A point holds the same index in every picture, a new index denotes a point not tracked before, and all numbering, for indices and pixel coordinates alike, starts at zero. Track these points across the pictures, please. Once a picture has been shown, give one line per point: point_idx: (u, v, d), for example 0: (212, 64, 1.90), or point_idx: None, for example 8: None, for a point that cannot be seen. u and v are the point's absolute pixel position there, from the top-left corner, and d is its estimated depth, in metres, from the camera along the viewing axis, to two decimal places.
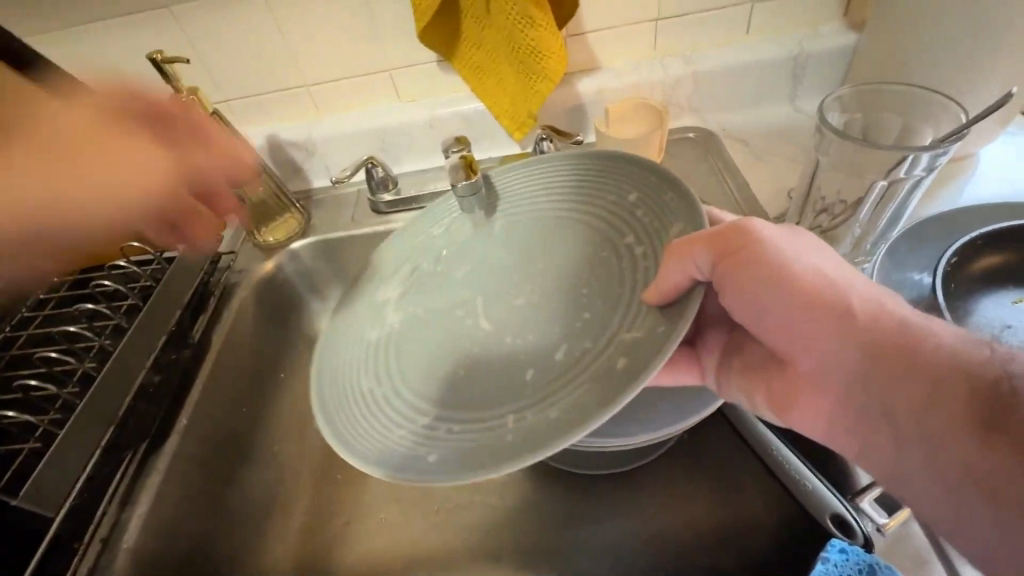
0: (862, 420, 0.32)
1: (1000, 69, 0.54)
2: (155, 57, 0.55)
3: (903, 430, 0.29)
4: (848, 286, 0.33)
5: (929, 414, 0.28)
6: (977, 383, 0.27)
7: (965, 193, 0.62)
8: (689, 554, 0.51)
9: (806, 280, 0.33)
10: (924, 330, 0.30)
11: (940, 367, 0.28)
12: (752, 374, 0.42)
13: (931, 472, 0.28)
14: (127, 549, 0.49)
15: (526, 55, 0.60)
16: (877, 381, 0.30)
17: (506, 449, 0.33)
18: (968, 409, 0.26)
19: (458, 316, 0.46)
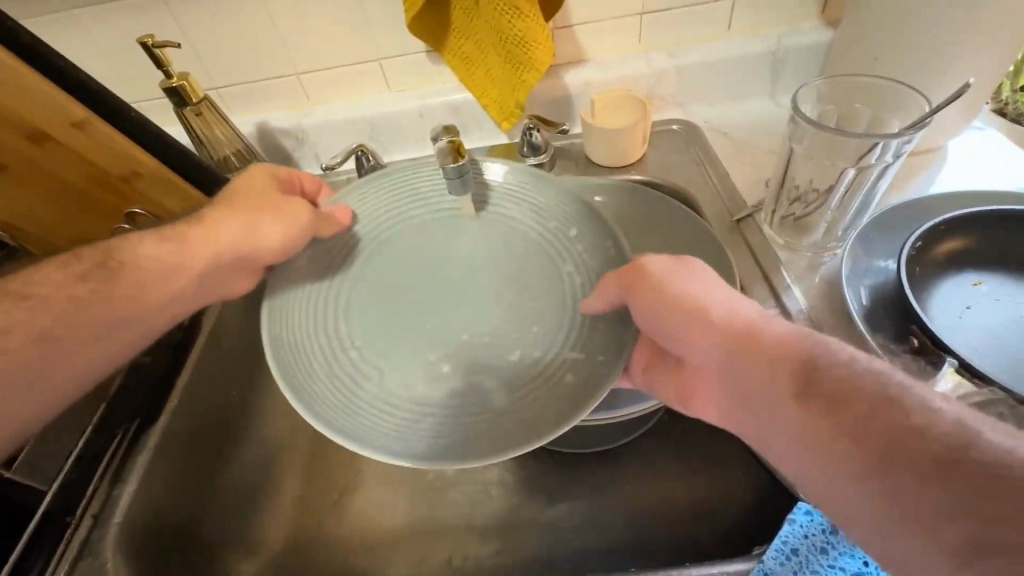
0: (738, 405, 0.36)
1: (965, 64, 0.57)
2: (147, 40, 0.56)
3: (759, 412, 0.34)
4: (718, 297, 0.39)
5: (772, 393, 0.33)
6: (801, 364, 0.33)
7: (933, 183, 0.65)
8: (665, 526, 0.54)
9: (690, 295, 0.39)
10: (767, 327, 0.36)
11: (777, 355, 0.34)
12: (660, 371, 0.44)
13: (794, 445, 0.32)
14: (118, 523, 0.50)
15: (514, 46, 0.62)
16: (738, 371, 0.36)
17: (488, 443, 0.41)
18: (796, 387, 0.32)
19: (413, 310, 0.50)
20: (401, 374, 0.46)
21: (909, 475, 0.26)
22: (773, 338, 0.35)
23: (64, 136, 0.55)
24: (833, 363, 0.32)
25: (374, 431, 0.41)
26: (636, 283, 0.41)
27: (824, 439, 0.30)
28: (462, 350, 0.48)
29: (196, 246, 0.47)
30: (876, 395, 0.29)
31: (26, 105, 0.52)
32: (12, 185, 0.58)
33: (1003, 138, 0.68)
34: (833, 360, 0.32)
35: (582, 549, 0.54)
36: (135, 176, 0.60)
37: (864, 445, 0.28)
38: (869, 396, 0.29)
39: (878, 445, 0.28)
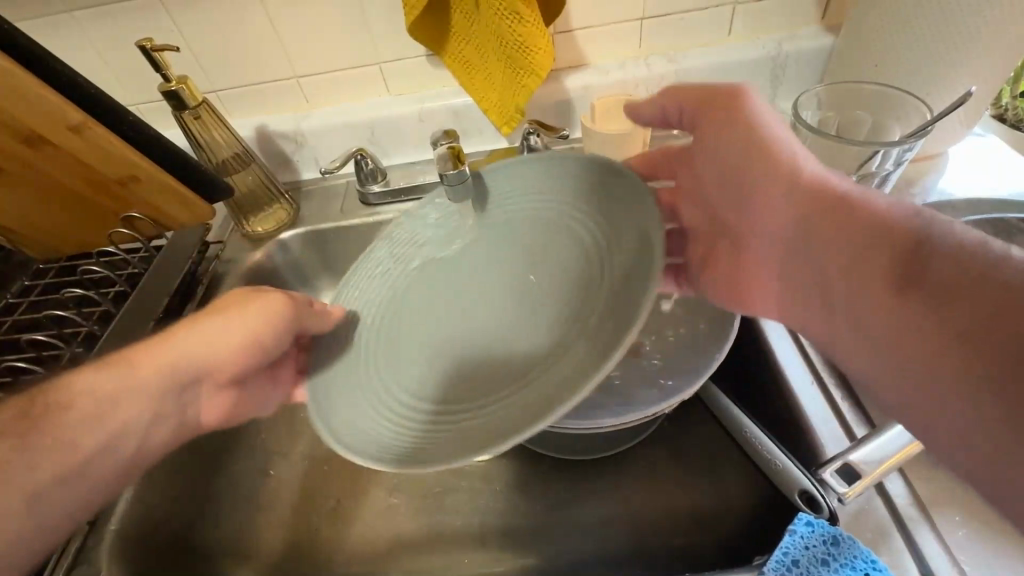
0: (817, 283, 0.36)
1: (966, 71, 0.57)
2: (145, 44, 0.55)
3: (836, 288, 0.34)
4: (806, 165, 0.38)
5: (861, 267, 0.32)
6: (904, 243, 0.31)
7: (933, 190, 0.64)
8: (663, 534, 0.54)
9: (774, 152, 0.39)
10: (863, 199, 0.34)
11: (864, 223, 0.33)
12: (727, 262, 0.47)
13: (882, 326, 0.31)
14: (114, 530, 0.50)
15: (515, 51, 0.61)
16: (823, 241, 0.35)
17: (528, 413, 0.36)
18: (878, 258, 0.32)
19: (437, 294, 0.50)
20: (438, 380, 0.45)
21: (999, 346, 0.25)
22: (865, 204, 0.34)
23: (59, 140, 0.55)
24: (930, 234, 0.30)
25: (422, 451, 0.38)
26: (715, 110, 0.42)
27: (907, 307, 0.29)
28: (486, 338, 0.46)
29: (152, 358, 0.45)
30: (977, 261, 0.28)
31: (22, 106, 0.51)
32: (22, 199, 0.60)
33: (1001, 146, 0.68)
34: (934, 229, 0.30)
35: (581, 557, 0.53)
36: (131, 180, 0.60)
37: (949, 313, 0.27)
38: (970, 263, 0.28)
39: (962, 313, 0.27)
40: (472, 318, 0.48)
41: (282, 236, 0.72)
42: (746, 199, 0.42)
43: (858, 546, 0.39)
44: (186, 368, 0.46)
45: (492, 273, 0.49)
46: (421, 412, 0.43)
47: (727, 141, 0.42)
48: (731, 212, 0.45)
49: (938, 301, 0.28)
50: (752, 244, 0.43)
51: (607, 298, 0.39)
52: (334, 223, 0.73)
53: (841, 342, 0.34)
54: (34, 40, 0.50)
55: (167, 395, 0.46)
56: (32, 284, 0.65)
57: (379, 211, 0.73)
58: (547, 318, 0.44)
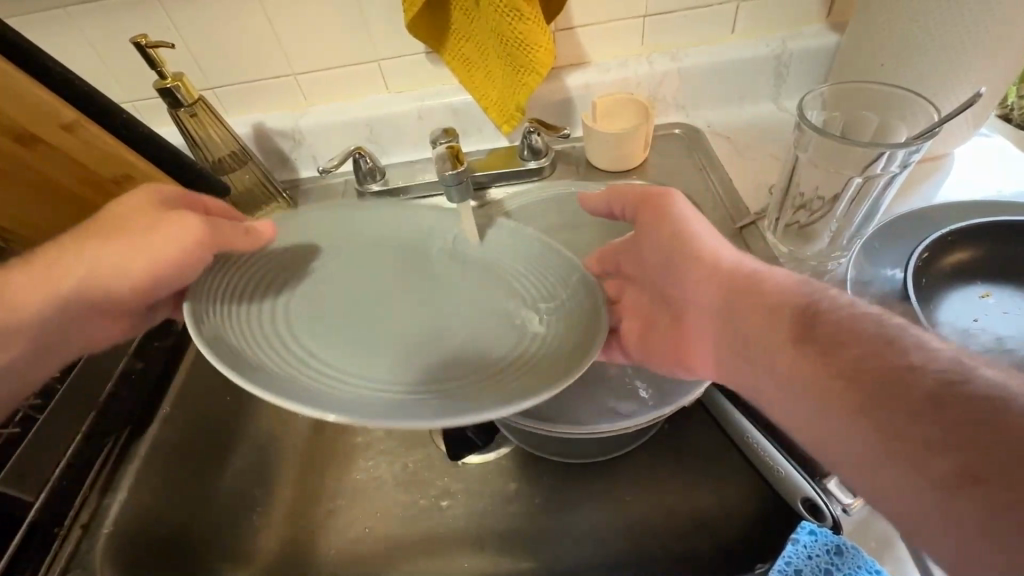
0: (739, 347, 0.38)
1: (974, 70, 0.56)
2: (139, 40, 0.54)
3: (757, 358, 0.37)
4: (716, 246, 0.42)
5: (768, 339, 0.36)
6: (799, 313, 0.35)
7: (939, 191, 0.63)
8: (665, 540, 0.53)
9: (694, 232, 0.43)
10: (764, 276, 0.39)
11: (773, 301, 0.37)
12: (663, 331, 0.45)
13: (795, 391, 0.33)
14: (106, 534, 0.51)
15: (515, 49, 0.60)
16: (737, 308, 0.38)
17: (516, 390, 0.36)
18: (795, 331, 0.35)
19: (355, 294, 0.44)
20: (379, 365, 0.39)
21: (910, 409, 0.28)
22: (775, 287, 0.38)
23: (52, 137, 0.54)
24: (832, 312, 0.34)
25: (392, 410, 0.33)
26: (649, 202, 0.45)
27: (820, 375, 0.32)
28: (436, 339, 0.43)
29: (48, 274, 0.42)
30: (857, 328, 0.32)
31: (13, 104, 0.50)
32: (17, 197, 0.59)
33: (1009, 147, 0.67)
34: (833, 307, 0.35)
35: (579, 562, 0.53)
36: (126, 179, 0.59)
37: (861, 381, 0.30)
38: (865, 337, 0.32)
39: (870, 383, 0.30)
40: (413, 319, 0.44)
41: None
42: (671, 272, 0.44)
43: (862, 556, 0.38)
44: (76, 293, 0.43)
45: (431, 290, 0.47)
46: (366, 386, 0.36)
47: (657, 226, 0.45)
48: (659, 275, 0.46)
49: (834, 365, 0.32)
50: (681, 310, 0.44)
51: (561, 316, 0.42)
52: None
53: (769, 410, 0.36)
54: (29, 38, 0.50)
55: (56, 326, 0.44)
56: None
57: None
58: (510, 325, 0.43)
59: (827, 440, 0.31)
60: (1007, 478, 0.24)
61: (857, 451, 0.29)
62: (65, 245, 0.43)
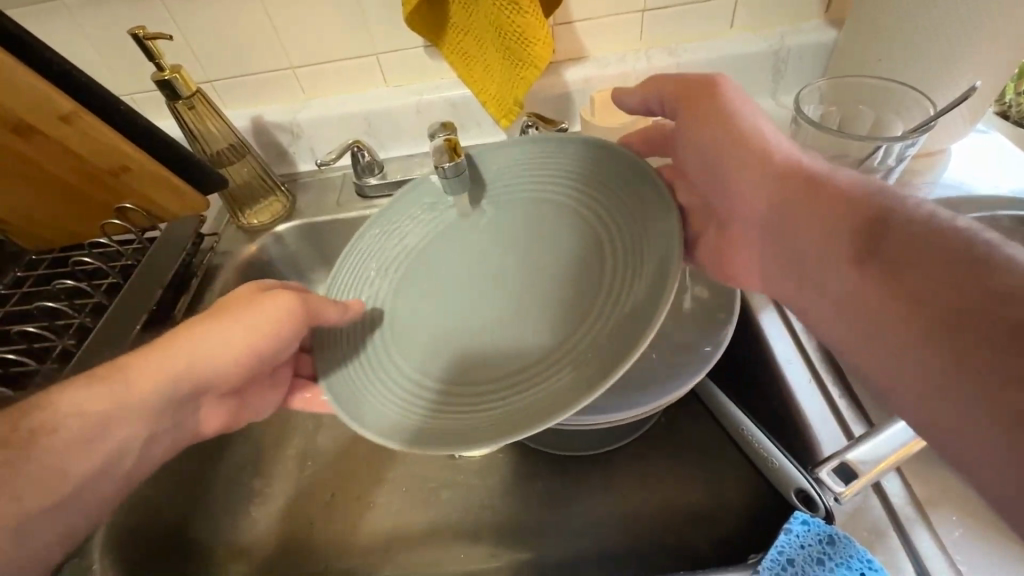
0: (789, 253, 0.38)
1: (972, 66, 0.56)
2: (137, 32, 0.54)
3: (807, 264, 0.36)
4: (773, 147, 0.39)
5: (819, 244, 0.34)
6: (856, 216, 0.33)
7: (935, 186, 0.64)
8: (661, 532, 0.53)
9: (746, 135, 0.40)
10: (825, 177, 0.36)
11: (829, 206, 0.34)
12: (715, 238, 0.46)
13: (845, 292, 0.32)
14: (106, 524, 0.50)
15: (513, 42, 0.60)
16: (788, 214, 0.37)
17: (568, 387, 0.36)
18: (858, 239, 0.32)
19: (425, 295, 0.49)
20: (440, 365, 0.44)
21: (962, 321, 0.26)
22: (841, 194, 0.34)
23: (48, 127, 0.54)
24: (908, 217, 0.31)
25: (468, 428, 0.38)
26: (693, 97, 0.42)
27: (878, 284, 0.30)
28: (486, 321, 0.45)
29: (157, 367, 0.43)
30: (923, 234, 0.29)
31: (10, 94, 0.50)
32: (18, 189, 0.59)
33: (1007, 143, 0.67)
34: (911, 212, 0.31)
35: (576, 554, 0.53)
36: (123, 170, 0.59)
37: (919, 288, 0.28)
38: (944, 241, 0.28)
39: (929, 291, 0.27)
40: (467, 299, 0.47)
41: (278, 229, 0.71)
42: (720, 182, 0.42)
43: (854, 546, 0.38)
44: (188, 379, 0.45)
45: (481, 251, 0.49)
46: (442, 399, 0.41)
47: (713, 145, 0.42)
48: (716, 195, 0.44)
49: (883, 274, 0.30)
50: (736, 222, 0.42)
51: (638, 277, 0.38)
52: (331, 215, 0.72)
53: (822, 316, 0.35)
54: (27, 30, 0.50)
55: (164, 407, 0.44)
56: (24, 276, 0.65)
57: (376, 204, 0.72)
58: (559, 289, 0.44)
59: (865, 348, 0.31)
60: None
61: (899, 363, 0.28)
62: (166, 339, 0.44)
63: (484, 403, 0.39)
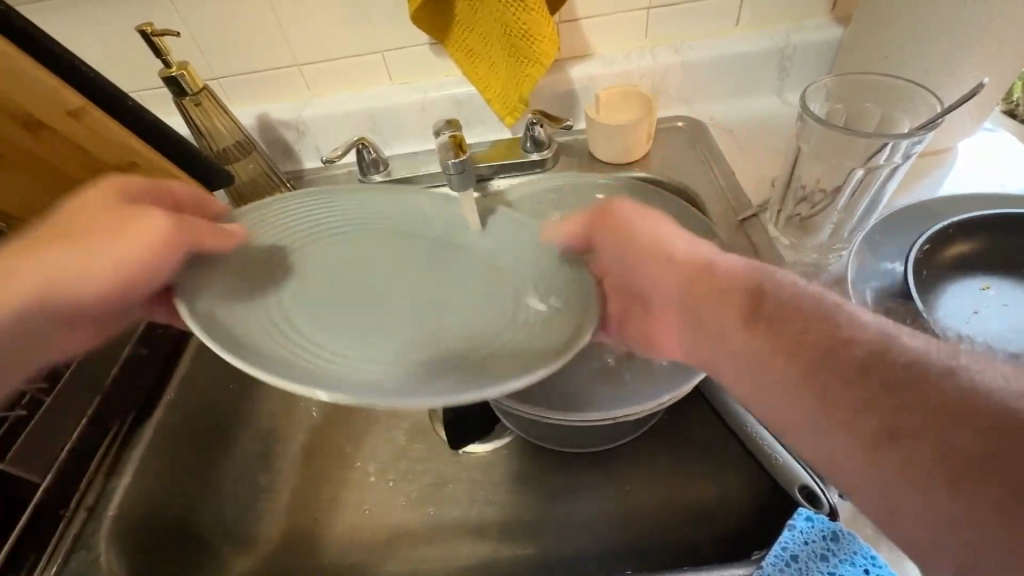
0: (694, 326, 0.37)
1: (980, 64, 0.55)
2: (145, 28, 0.55)
3: (715, 338, 0.35)
4: (668, 233, 0.41)
5: (725, 323, 0.35)
6: (752, 298, 0.34)
7: (941, 184, 0.63)
8: (666, 529, 0.53)
9: (649, 224, 0.42)
10: (717, 261, 0.38)
11: (729, 286, 0.36)
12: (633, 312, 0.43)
13: (761, 372, 0.32)
14: (113, 516, 0.52)
15: (518, 40, 0.61)
16: (694, 294, 0.37)
17: (528, 362, 0.36)
18: (746, 310, 0.34)
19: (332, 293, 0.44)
20: (381, 347, 0.40)
21: (851, 383, 0.28)
22: (725, 270, 0.37)
23: (59, 124, 0.54)
24: (779, 288, 0.34)
25: (439, 385, 0.34)
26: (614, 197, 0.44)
27: (772, 356, 0.32)
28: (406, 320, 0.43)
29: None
30: (813, 315, 0.32)
31: (18, 90, 0.51)
32: (23, 185, 0.60)
33: (1014, 141, 0.67)
34: (780, 284, 0.35)
35: (577, 551, 0.53)
36: (131, 166, 0.59)
37: (807, 357, 0.30)
38: (808, 310, 0.32)
39: (818, 356, 0.30)
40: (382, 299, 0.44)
41: None
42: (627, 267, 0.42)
43: (857, 542, 0.39)
44: (35, 306, 0.38)
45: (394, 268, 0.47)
46: (392, 373, 0.36)
47: (616, 242, 0.42)
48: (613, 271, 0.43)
49: (794, 356, 0.31)
50: (647, 300, 0.42)
51: (560, 302, 0.42)
52: None
53: (729, 390, 0.35)
54: (33, 23, 0.50)
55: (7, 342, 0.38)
56: None
57: None
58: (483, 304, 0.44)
59: (795, 431, 0.30)
60: (928, 439, 0.25)
61: (807, 433, 0.29)
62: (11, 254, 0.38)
63: (443, 371, 0.36)
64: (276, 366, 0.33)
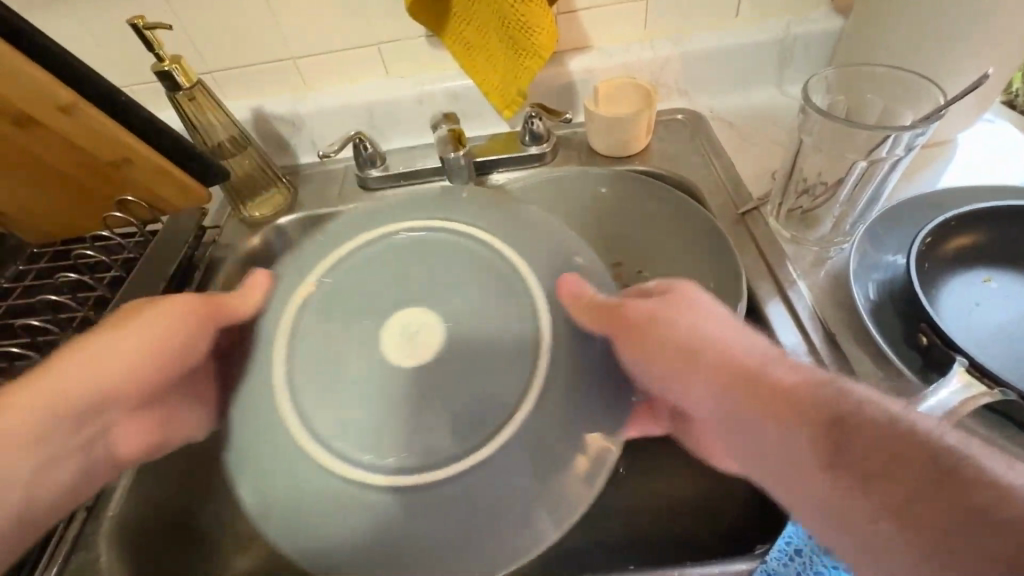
0: (752, 449, 0.33)
1: (984, 53, 0.55)
2: (136, 21, 0.53)
3: (780, 470, 0.31)
4: (722, 336, 0.36)
5: (792, 460, 0.30)
6: (822, 423, 0.30)
7: (942, 175, 0.63)
8: (668, 521, 0.54)
9: (693, 328, 0.37)
10: (772, 372, 0.33)
11: (793, 400, 0.31)
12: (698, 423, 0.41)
13: (844, 528, 0.28)
14: (111, 517, 0.50)
15: (515, 30, 0.60)
16: (746, 418, 0.33)
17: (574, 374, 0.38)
18: (821, 445, 0.29)
19: (377, 303, 0.42)
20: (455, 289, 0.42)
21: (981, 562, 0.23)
22: (785, 382, 0.32)
23: (47, 116, 0.53)
24: (859, 417, 0.29)
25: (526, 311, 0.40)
26: (671, 294, 0.39)
27: (862, 522, 0.27)
28: (454, 271, 0.43)
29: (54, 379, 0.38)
30: (899, 447, 0.27)
31: (12, 84, 0.50)
32: (19, 182, 0.59)
33: (1014, 131, 0.67)
34: (857, 408, 0.29)
35: (581, 545, 0.53)
36: (124, 162, 0.58)
37: (901, 510, 0.26)
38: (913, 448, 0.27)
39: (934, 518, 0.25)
40: (400, 252, 0.44)
41: (279, 221, 0.71)
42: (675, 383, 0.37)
43: None
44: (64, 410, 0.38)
45: (369, 320, 0.41)
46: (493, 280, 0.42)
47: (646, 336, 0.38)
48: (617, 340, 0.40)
49: (885, 512, 0.26)
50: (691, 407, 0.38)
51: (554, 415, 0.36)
52: (332, 207, 0.71)
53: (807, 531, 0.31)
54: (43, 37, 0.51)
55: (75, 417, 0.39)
56: (26, 269, 0.64)
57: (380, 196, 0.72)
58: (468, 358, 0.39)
59: None
60: None
61: None
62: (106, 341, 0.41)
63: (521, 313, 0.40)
64: (433, 255, 0.44)
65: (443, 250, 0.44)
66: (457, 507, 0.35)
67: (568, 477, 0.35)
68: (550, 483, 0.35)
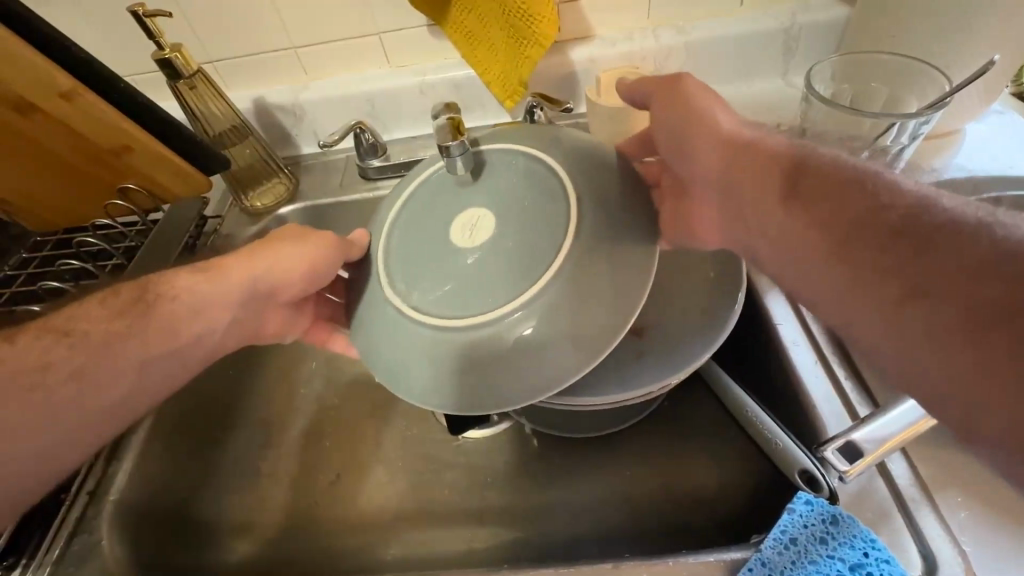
0: (730, 205, 0.40)
1: (991, 41, 0.54)
2: (137, 9, 0.53)
3: (751, 215, 0.38)
4: (730, 121, 0.41)
5: (761, 198, 0.37)
6: (789, 170, 0.36)
7: (948, 167, 0.62)
8: (668, 511, 0.54)
9: (707, 110, 0.41)
10: (762, 142, 0.39)
11: (771, 159, 0.37)
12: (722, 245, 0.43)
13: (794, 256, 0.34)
14: (114, 501, 0.51)
15: (516, 18, 0.59)
16: (730, 180, 0.39)
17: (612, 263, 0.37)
18: (786, 187, 0.35)
19: (445, 193, 0.44)
20: (516, 179, 0.42)
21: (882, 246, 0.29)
22: (769, 148, 0.38)
23: (48, 103, 0.54)
24: (820, 165, 0.35)
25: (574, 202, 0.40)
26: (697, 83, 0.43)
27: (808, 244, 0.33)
28: (516, 168, 0.43)
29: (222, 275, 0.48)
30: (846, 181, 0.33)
31: (13, 69, 0.51)
32: (22, 170, 0.60)
33: None
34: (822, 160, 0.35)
35: (579, 535, 0.53)
36: (125, 151, 0.59)
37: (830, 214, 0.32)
38: (901, 211, 0.30)
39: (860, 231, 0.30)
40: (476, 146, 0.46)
41: (280, 211, 0.71)
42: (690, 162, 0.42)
43: (858, 525, 0.38)
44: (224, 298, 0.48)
45: (447, 208, 0.44)
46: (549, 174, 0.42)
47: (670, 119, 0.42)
48: (688, 183, 0.43)
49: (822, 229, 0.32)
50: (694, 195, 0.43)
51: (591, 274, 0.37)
52: (334, 198, 0.71)
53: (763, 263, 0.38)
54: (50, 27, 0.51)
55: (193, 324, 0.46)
56: (29, 257, 0.65)
57: (381, 186, 0.72)
58: (540, 213, 0.40)
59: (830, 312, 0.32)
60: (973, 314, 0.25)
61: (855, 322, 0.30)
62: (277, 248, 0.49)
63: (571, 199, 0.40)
64: (497, 154, 0.45)
65: (508, 150, 0.45)
66: (510, 368, 0.36)
67: (597, 331, 0.36)
68: (581, 338, 0.36)
